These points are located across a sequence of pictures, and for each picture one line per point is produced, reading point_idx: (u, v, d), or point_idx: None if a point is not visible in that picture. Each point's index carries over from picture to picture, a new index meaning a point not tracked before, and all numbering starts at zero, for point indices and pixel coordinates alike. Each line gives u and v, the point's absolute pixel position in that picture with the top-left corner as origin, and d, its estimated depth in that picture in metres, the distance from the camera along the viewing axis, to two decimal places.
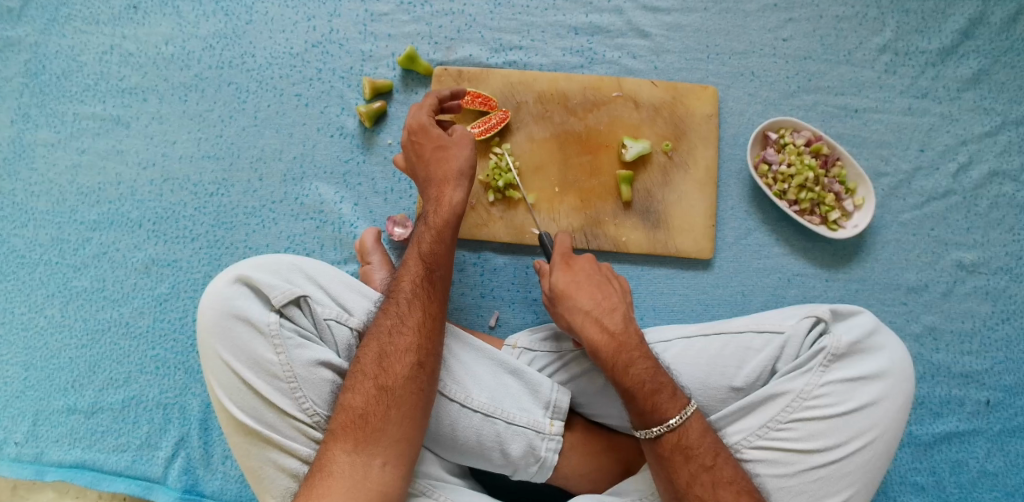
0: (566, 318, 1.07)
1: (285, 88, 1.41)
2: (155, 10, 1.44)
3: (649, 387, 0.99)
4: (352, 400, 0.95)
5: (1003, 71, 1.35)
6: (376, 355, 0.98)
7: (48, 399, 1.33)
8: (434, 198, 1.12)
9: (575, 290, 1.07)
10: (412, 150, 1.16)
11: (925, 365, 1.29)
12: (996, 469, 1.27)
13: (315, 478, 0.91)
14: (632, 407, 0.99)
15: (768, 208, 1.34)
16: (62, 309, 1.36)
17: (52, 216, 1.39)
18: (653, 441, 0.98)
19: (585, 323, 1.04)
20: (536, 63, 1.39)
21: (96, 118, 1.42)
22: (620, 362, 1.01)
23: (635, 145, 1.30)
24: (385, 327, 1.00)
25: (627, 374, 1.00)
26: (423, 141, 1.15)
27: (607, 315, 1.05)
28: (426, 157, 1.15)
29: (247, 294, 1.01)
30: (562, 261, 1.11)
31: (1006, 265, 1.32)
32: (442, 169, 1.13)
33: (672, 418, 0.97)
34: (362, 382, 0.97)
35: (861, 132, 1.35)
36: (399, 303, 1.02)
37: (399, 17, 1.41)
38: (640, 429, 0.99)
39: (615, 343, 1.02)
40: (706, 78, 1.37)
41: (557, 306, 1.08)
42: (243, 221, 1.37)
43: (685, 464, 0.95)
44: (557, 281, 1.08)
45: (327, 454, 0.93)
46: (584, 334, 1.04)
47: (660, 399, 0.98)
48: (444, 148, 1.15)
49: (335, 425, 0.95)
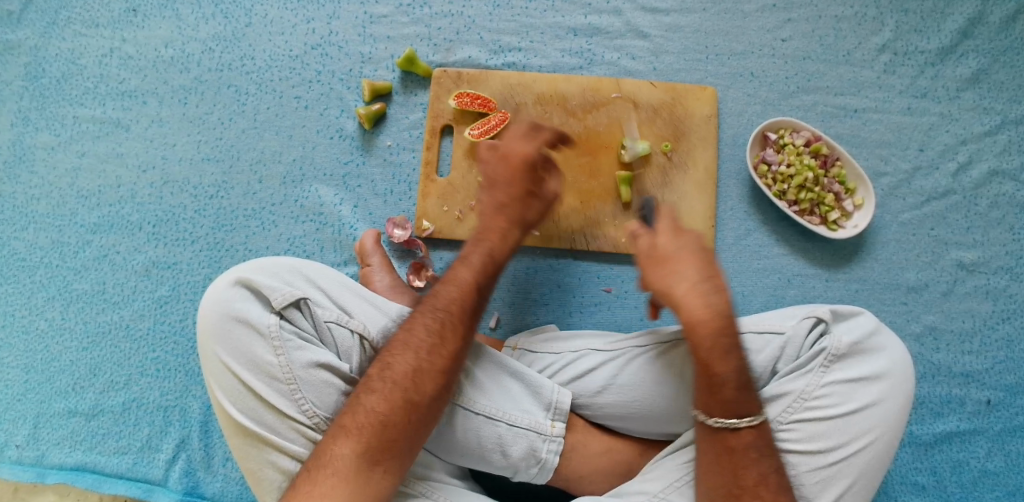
0: (664, 282, 0.98)
1: (285, 90, 1.41)
2: (154, 13, 1.44)
3: (741, 380, 0.94)
4: (376, 405, 0.92)
5: (1002, 70, 1.35)
6: (410, 369, 0.95)
7: (48, 402, 1.33)
8: (502, 230, 1.12)
9: (684, 260, 0.98)
10: (502, 171, 1.16)
11: (925, 365, 1.29)
12: (997, 469, 1.26)
13: (319, 475, 0.89)
14: (715, 395, 0.94)
15: (768, 208, 1.34)
16: (62, 312, 1.36)
17: (52, 219, 1.39)
18: (723, 434, 0.94)
19: (691, 294, 0.96)
20: (535, 64, 1.39)
21: (95, 121, 1.42)
22: (718, 346, 0.94)
23: (634, 146, 1.31)
24: (424, 344, 0.97)
25: (722, 360, 0.94)
26: (518, 174, 1.15)
27: (715, 294, 0.96)
28: (513, 189, 1.15)
29: (247, 296, 1.01)
30: (671, 225, 1.02)
31: (1006, 264, 1.32)
32: (523, 210, 1.14)
33: (755, 415, 0.94)
34: (391, 390, 0.93)
35: (861, 132, 1.35)
36: (445, 325, 0.99)
37: (398, 18, 1.41)
38: (715, 417, 0.94)
39: (718, 326, 0.94)
40: (705, 78, 1.37)
41: (656, 267, 0.99)
42: (242, 224, 1.37)
43: (757, 462, 0.93)
44: (664, 245, 1.00)
45: (335, 451, 0.90)
46: (686, 305, 0.96)
47: (748, 394, 0.94)
48: (534, 194, 1.15)
49: (349, 422, 0.92)
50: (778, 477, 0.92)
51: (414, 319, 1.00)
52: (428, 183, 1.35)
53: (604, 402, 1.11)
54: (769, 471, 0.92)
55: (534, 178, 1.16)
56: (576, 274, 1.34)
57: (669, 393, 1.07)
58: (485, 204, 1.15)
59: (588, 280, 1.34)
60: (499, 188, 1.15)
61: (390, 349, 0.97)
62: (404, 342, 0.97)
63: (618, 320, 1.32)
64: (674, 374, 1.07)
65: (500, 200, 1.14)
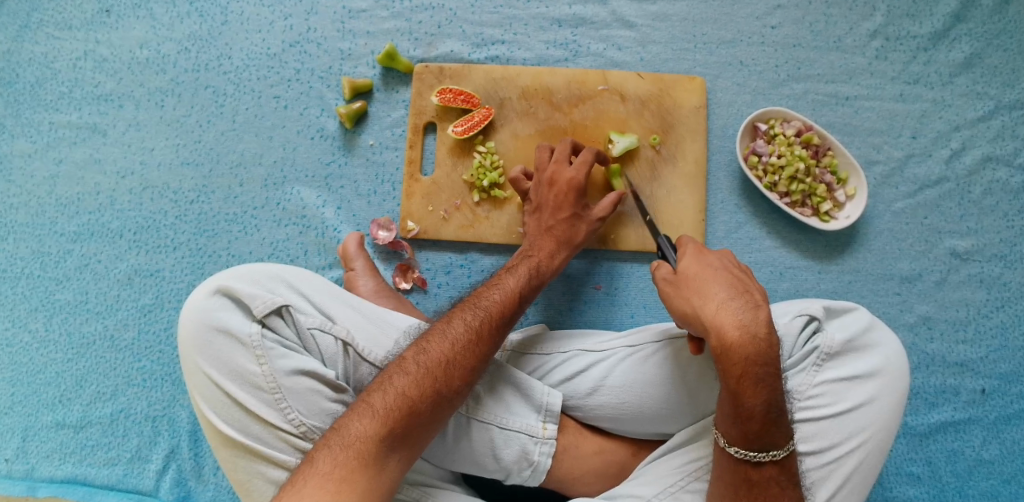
0: (692, 304, 0.97)
1: (263, 90, 1.37)
2: (128, 13, 1.40)
3: (770, 413, 0.91)
4: (407, 388, 0.90)
5: (995, 54, 1.32)
6: (444, 360, 0.94)
7: (36, 414, 1.31)
8: (551, 249, 1.16)
9: (712, 280, 0.98)
10: (551, 197, 1.19)
11: (919, 355, 1.28)
12: (992, 457, 1.25)
13: (340, 454, 0.85)
14: (741, 426, 0.91)
15: (759, 200, 1.32)
16: (46, 323, 1.34)
17: (32, 228, 1.36)
18: (744, 466, 0.92)
19: (721, 312, 0.94)
20: (519, 58, 1.35)
21: (72, 126, 1.38)
22: (750, 375, 0.91)
23: (621, 140, 1.27)
24: (461, 338, 0.96)
25: (753, 391, 0.91)
26: (568, 201, 1.18)
27: (749, 311, 0.95)
28: (561, 213, 1.18)
29: (228, 306, 0.98)
30: (696, 247, 1.03)
31: (1000, 251, 1.30)
32: (571, 230, 1.18)
33: (779, 449, 0.91)
34: (424, 376, 0.92)
35: (852, 120, 1.33)
36: (484, 323, 0.99)
37: (378, 13, 1.37)
38: (736, 447, 0.92)
39: (753, 351, 0.92)
40: (693, 68, 1.34)
41: (682, 290, 0.99)
42: (225, 229, 1.34)
43: (777, 497, 0.92)
44: (687, 268, 1.01)
45: (360, 432, 0.86)
46: (717, 323, 0.94)
47: (776, 427, 0.91)
48: (579, 215, 1.19)
49: (377, 403, 0.89)
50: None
51: (457, 312, 1.01)
52: (412, 183, 1.32)
53: (596, 403, 1.09)
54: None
55: (582, 201, 1.19)
56: (567, 272, 1.32)
57: (661, 393, 1.06)
58: (531, 228, 1.20)
59: (579, 278, 1.32)
60: (547, 211, 1.19)
61: (429, 337, 0.97)
62: (444, 332, 0.97)
63: (610, 317, 1.31)
64: (666, 374, 1.06)
65: (548, 221, 1.18)
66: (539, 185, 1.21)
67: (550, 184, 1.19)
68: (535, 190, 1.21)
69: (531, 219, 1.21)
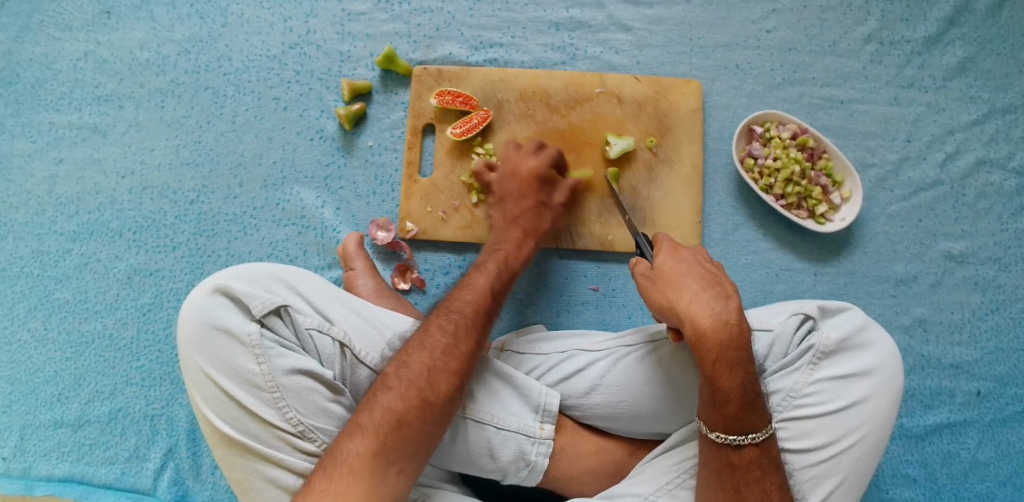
0: (667, 297, 0.98)
1: (263, 91, 1.38)
2: (129, 14, 1.41)
3: (746, 396, 0.92)
4: (393, 403, 0.90)
5: (989, 58, 1.34)
6: (426, 368, 0.94)
7: (34, 413, 1.31)
8: (517, 239, 1.18)
9: (686, 274, 0.99)
10: (514, 186, 1.22)
11: (915, 358, 1.29)
12: (987, 459, 1.26)
13: (336, 473, 0.85)
14: (719, 410, 0.92)
15: (755, 202, 1.33)
16: (45, 322, 1.34)
17: (31, 227, 1.37)
18: (725, 450, 0.93)
19: (694, 303, 0.96)
20: (516, 60, 1.36)
21: (73, 126, 1.39)
22: (724, 360, 0.92)
23: (619, 142, 1.28)
24: (439, 344, 0.97)
25: (728, 374, 0.92)
26: (531, 189, 1.21)
27: (721, 300, 0.96)
28: (525, 202, 1.21)
29: (227, 305, 0.98)
30: (671, 245, 1.04)
31: (995, 255, 1.31)
32: (535, 220, 1.20)
33: (758, 432, 0.92)
34: (409, 388, 0.92)
35: (848, 123, 1.34)
36: (462, 324, 1.00)
37: (377, 16, 1.39)
38: (717, 432, 0.93)
39: (726, 337, 0.93)
40: (690, 72, 1.36)
41: (658, 285, 1.00)
42: (224, 228, 1.35)
43: (760, 480, 0.92)
44: (663, 263, 1.01)
45: (353, 450, 0.87)
46: (691, 313, 0.95)
47: (754, 409, 0.92)
48: (544, 205, 1.22)
49: (366, 421, 0.89)
50: (780, 496, 0.91)
51: (434, 320, 1.01)
52: (411, 184, 1.33)
53: (592, 403, 1.09)
54: (773, 493, 0.91)
55: (545, 192, 1.22)
56: (565, 273, 1.32)
57: (655, 392, 1.06)
58: (498, 220, 1.21)
59: (577, 279, 1.32)
60: (511, 200, 1.21)
61: (407, 350, 0.97)
62: (423, 342, 0.97)
63: (607, 318, 1.31)
64: (666, 376, 1.07)
65: (514, 212, 1.20)
66: (501, 175, 1.23)
67: (515, 175, 1.22)
68: (500, 183, 1.23)
69: (496, 213, 1.22)
